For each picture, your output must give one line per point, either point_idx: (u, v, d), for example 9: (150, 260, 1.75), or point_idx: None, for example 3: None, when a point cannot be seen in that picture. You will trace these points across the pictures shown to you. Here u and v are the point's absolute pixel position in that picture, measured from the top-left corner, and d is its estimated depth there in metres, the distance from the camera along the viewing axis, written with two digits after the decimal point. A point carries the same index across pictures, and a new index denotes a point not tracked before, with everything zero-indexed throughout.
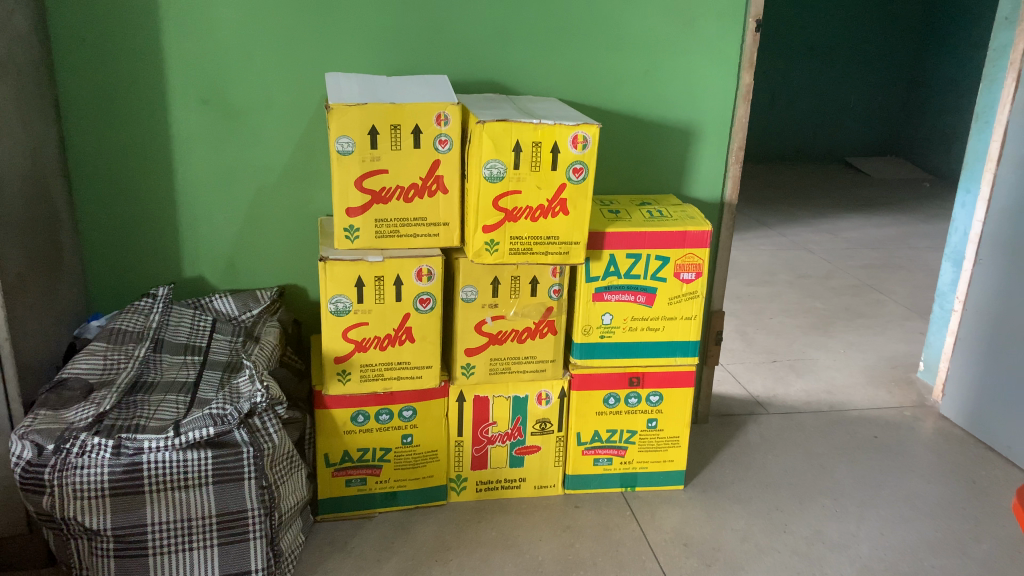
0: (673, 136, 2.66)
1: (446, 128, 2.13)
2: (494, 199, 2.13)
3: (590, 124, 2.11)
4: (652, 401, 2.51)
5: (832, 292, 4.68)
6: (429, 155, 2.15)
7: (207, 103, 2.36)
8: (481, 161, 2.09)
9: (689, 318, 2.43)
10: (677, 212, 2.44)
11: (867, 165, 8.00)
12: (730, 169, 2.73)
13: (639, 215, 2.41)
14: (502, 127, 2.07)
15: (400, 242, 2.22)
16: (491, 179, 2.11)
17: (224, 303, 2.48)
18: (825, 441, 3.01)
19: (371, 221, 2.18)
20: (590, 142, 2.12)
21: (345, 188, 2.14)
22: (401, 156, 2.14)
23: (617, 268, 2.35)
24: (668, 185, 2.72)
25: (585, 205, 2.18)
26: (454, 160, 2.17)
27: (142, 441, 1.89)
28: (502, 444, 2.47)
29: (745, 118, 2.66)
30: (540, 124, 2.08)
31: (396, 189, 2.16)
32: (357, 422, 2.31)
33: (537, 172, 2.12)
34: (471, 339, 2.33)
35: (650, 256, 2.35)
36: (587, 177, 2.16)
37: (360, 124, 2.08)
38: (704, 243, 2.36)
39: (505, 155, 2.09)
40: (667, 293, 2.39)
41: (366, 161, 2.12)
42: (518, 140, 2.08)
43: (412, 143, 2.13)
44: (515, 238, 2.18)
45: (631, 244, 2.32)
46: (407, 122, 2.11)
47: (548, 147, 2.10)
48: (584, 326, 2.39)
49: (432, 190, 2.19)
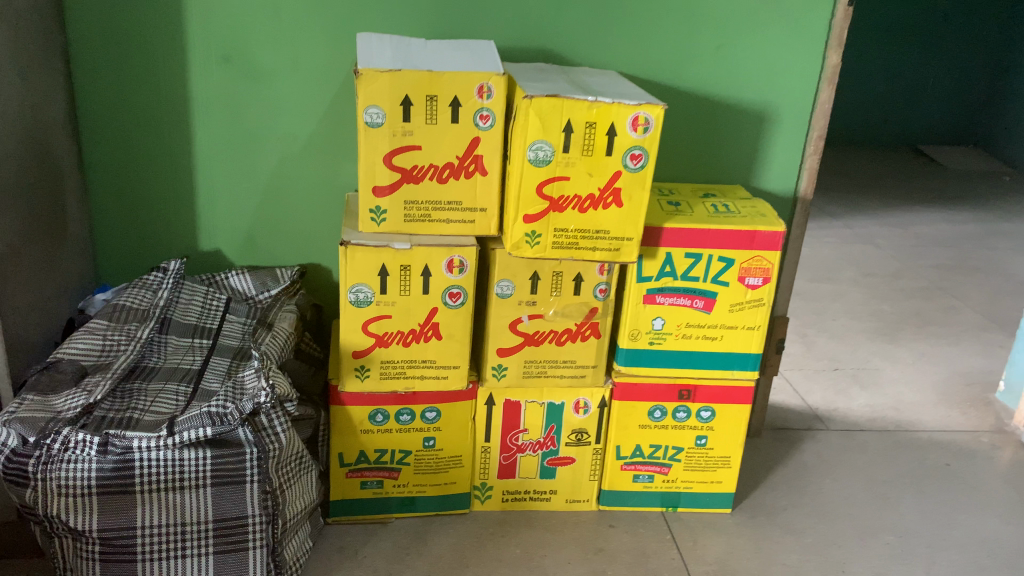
0: (744, 120, 2.37)
1: (488, 102, 1.89)
2: (539, 186, 1.88)
3: (653, 105, 1.84)
4: (702, 417, 2.27)
5: (901, 294, 4.32)
6: (467, 132, 1.92)
7: (229, 63, 2.15)
8: (526, 142, 1.84)
9: (752, 329, 2.18)
10: (745, 207, 2.17)
11: (942, 156, 7.50)
12: (807, 160, 2.44)
13: (701, 209, 2.15)
14: (552, 104, 1.81)
15: (431, 228, 2.00)
16: (536, 163, 1.86)
17: (241, 281, 2.30)
18: (889, 467, 2.73)
19: (399, 203, 1.97)
20: (652, 125, 1.86)
21: (371, 165, 1.92)
22: (435, 132, 1.90)
23: (673, 269, 2.09)
24: (734, 174, 2.44)
25: (642, 197, 1.93)
26: (496, 138, 1.93)
27: (132, 440, 1.69)
28: (533, 454, 2.25)
29: (828, 103, 2.37)
30: (596, 103, 1.82)
31: (429, 168, 1.94)
32: (375, 421, 2.11)
33: (589, 157, 1.87)
34: (504, 339, 2.10)
35: (711, 256, 2.08)
36: (647, 165, 1.89)
37: (391, 94, 1.86)
38: (775, 246, 2.09)
39: (554, 136, 1.84)
40: (728, 300, 2.14)
41: (396, 135, 1.90)
42: (569, 120, 1.83)
43: (448, 117, 1.89)
44: (560, 231, 1.93)
45: (691, 242, 2.06)
46: (444, 93, 1.87)
47: (603, 130, 1.85)
48: (631, 331, 2.15)
49: (469, 171, 1.95)
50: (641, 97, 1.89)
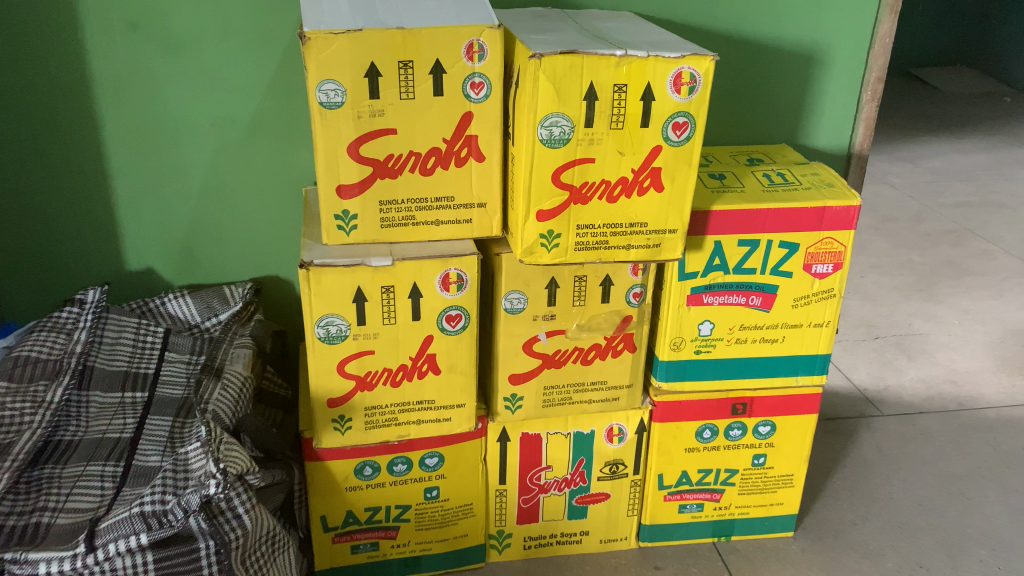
0: (790, 64, 1.92)
1: (481, 66, 1.44)
2: (555, 172, 1.44)
3: (701, 57, 1.40)
4: (759, 432, 1.87)
5: (929, 240, 3.93)
6: (457, 106, 1.47)
7: (139, 31, 1.67)
8: (537, 117, 1.39)
9: (820, 326, 1.77)
10: (805, 175, 1.73)
11: (939, 79, 7.07)
12: (865, 108, 2.00)
13: (752, 182, 1.71)
14: (568, 65, 1.36)
15: (418, 234, 1.56)
16: (551, 143, 1.42)
17: (181, 306, 1.84)
18: (962, 456, 2.36)
19: (375, 205, 1.52)
20: (700, 85, 1.42)
21: (332, 159, 1.46)
22: (414, 109, 1.45)
23: (724, 261, 1.67)
24: (778, 130, 2.00)
25: (687, 177, 1.49)
26: (494, 112, 1.48)
27: (38, 564, 1.26)
28: (559, 493, 1.85)
29: (889, 36, 1.92)
30: (627, 59, 1.38)
31: (409, 158, 1.49)
32: (363, 475, 1.69)
33: (620, 131, 1.43)
34: (518, 363, 1.67)
35: (771, 243, 1.66)
36: (694, 136, 1.46)
37: (352, 63, 1.39)
38: (848, 224, 1.67)
39: (573, 106, 1.39)
40: (791, 293, 1.72)
41: (363, 117, 1.44)
42: (592, 83, 1.38)
43: (430, 89, 1.44)
44: (585, 228, 1.50)
45: (746, 228, 1.64)
46: (422, 57, 1.41)
47: (637, 94, 1.40)
48: (673, 340, 1.73)
49: (462, 158, 1.51)
50: (682, 46, 1.44)
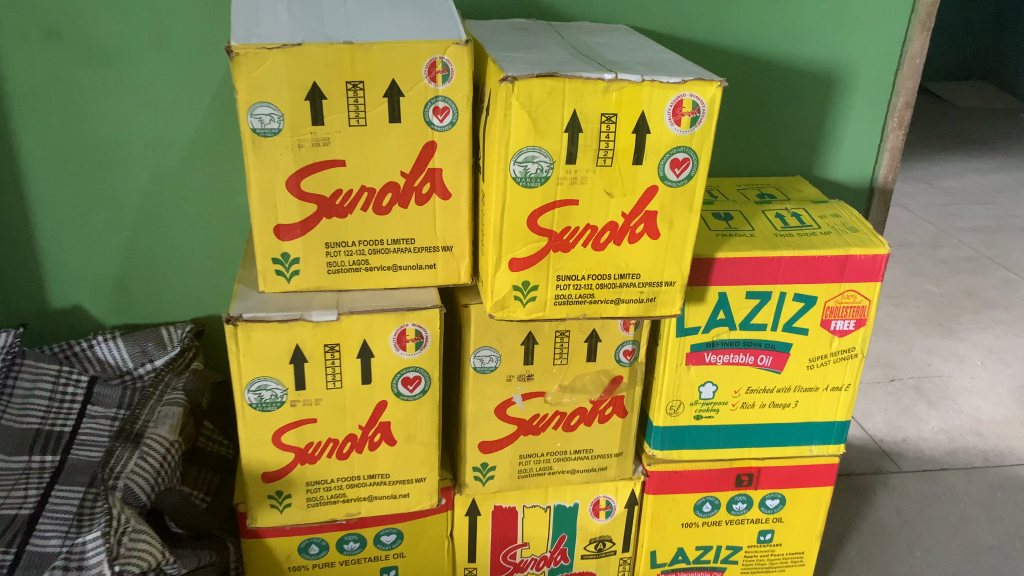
0: (806, 87, 1.70)
1: (445, 89, 1.22)
2: (532, 215, 1.22)
3: (706, 84, 1.17)
4: (767, 506, 1.65)
5: (948, 268, 3.69)
6: (417, 134, 1.25)
7: (60, 40, 1.45)
8: (509, 151, 1.17)
9: (838, 389, 1.54)
10: (824, 216, 1.51)
11: (954, 94, 6.84)
12: (890, 137, 1.77)
13: (763, 223, 1.49)
14: (547, 90, 1.14)
15: (373, 281, 1.34)
16: (526, 182, 1.19)
17: (112, 350, 1.63)
18: (992, 521, 2.12)
19: (320, 248, 1.29)
20: (704, 116, 1.19)
21: (269, 194, 1.24)
22: (366, 137, 1.24)
23: (730, 315, 1.45)
24: (791, 160, 1.77)
25: (688, 223, 1.27)
26: (461, 142, 1.26)
27: None
28: (537, 572, 1.62)
29: (920, 57, 1.68)
30: (618, 84, 1.15)
31: (360, 194, 1.27)
32: (309, 554, 1.46)
33: (608, 169, 1.20)
34: (490, 430, 1.44)
35: (784, 295, 1.44)
36: (696, 176, 1.23)
37: (290, 83, 1.18)
38: (874, 275, 1.44)
39: (553, 139, 1.17)
40: (807, 353, 1.50)
41: (305, 146, 1.22)
42: (575, 113, 1.16)
43: (384, 114, 1.22)
44: (567, 279, 1.28)
45: (756, 278, 1.42)
46: (375, 77, 1.19)
47: (629, 126, 1.18)
48: (670, 404, 1.51)
49: (423, 194, 1.29)
50: (683, 69, 1.21)
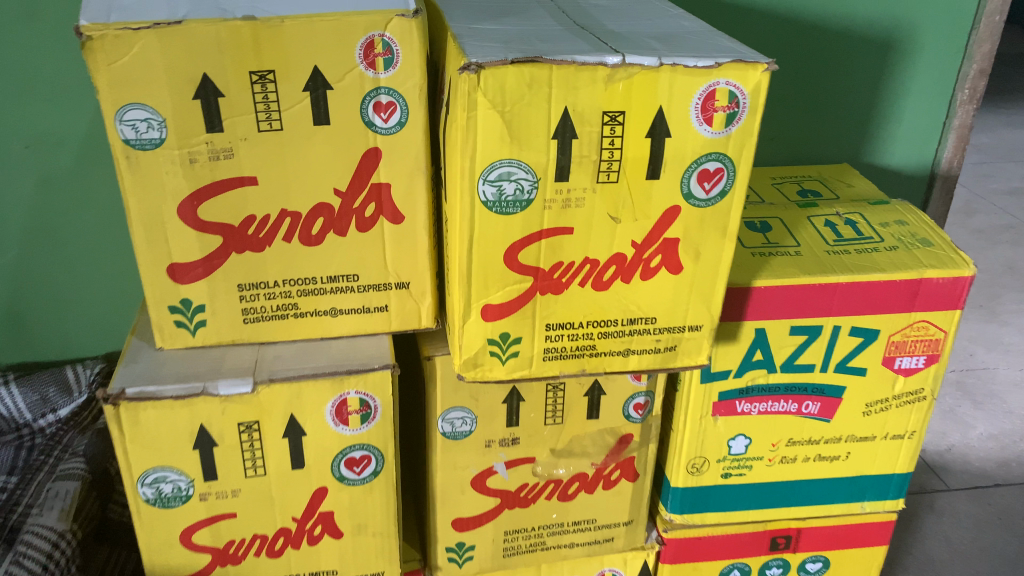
0: (858, 53, 1.39)
1: (387, 77, 0.89)
2: (510, 249, 0.90)
3: (748, 67, 0.84)
4: (807, 571, 1.36)
5: (986, 239, 3.36)
6: (354, 140, 0.92)
7: None
8: (477, 168, 0.84)
9: (900, 438, 1.24)
10: (886, 224, 1.19)
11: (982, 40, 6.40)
12: (959, 112, 1.45)
13: (811, 234, 1.17)
14: (526, 82, 0.81)
15: (306, 329, 1.03)
16: (503, 208, 0.87)
17: (4, 398, 1.34)
18: None
19: (233, 291, 0.98)
20: (745, 111, 0.87)
21: (156, 225, 0.93)
22: (285, 146, 0.91)
23: (769, 356, 1.14)
24: (834, 144, 1.47)
25: (720, 252, 0.95)
26: (416, 149, 0.94)
27: None
28: None
29: (1001, 13, 1.37)
30: (626, 72, 0.82)
31: (281, 221, 0.95)
32: None
33: (613, 187, 0.88)
34: (466, 505, 1.14)
35: (839, 329, 1.13)
36: (732, 191, 0.91)
37: (170, 77, 0.85)
38: (954, 301, 1.13)
39: (536, 150, 0.84)
40: (864, 397, 1.19)
41: (199, 161, 0.90)
42: (567, 113, 0.83)
43: (308, 114, 0.90)
44: (559, 328, 0.96)
45: (803, 310, 1.10)
46: (289, 64, 0.86)
47: (642, 128, 0.85)
48: (692, 462, 1.21)
49: (367, 218, 0.97)
50: (716, 46, 0.88)
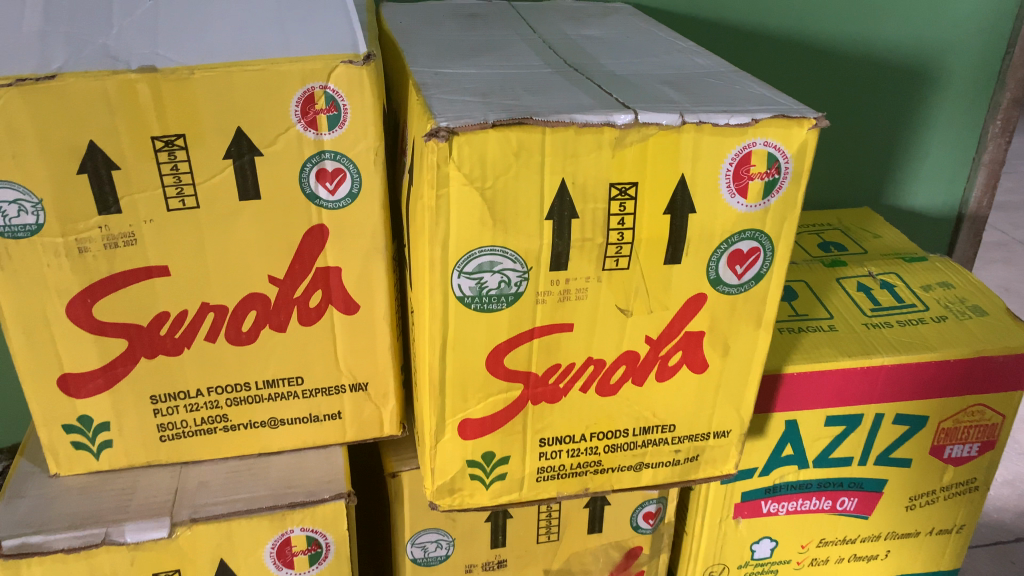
0: (879, 86, 1.27)
1: (332, 139, 0.70)
2: (493, 354, 0.71)
3: (792, 125, 0.66)
4: None
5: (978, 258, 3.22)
6: (293, 217, 0.73)
7: None
8: (450, 258, 0.65)
9: (947, 532, 1.07)
10: (929, 287, 1.03)
11: None
12: (989, 148, 1.33)
13: (844, 303, 1.00)
14: (512, 150, 0.63)
15: (240, 445, 0.82)
16: (484, 305, 0.68)
17: None
18: None
19: (145, 404, 0.78)
20: (786, 178, 0.68)
21: (39, 329, 0.73)
22: (203, 227, 0.71)
23: (800, 450, 0.96)
24: (854, 186, 1.35)
25: (753, 345, 0.77)
26: (373, 226, 0.74)
27: None
28: None
29: None
30: (639, 133, 0.64)
31: (201, 317, 0.76)
32: None
33: (623, 274, 0.70)
34: None
35: (883, 417, 0.95)
36: (769, 274, 0.73)
37: (44, 147, 0.65)
38: (1015, 381, 0.96)
39: (526, 233, 0.66)
40: (908, 491, 1.01)
41: (91, 251, 0.70)
42: (565, 186, 0.65)
43: (231, 186, 0.70)
44: (555, 442, 0.77)
45: (841, 397, 0.93)
46: (204, 125, 0.67)
47: (659, 203, 0.67)
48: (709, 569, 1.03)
49: (311, 310, 0.77)
50: (748, 95, 0.70)
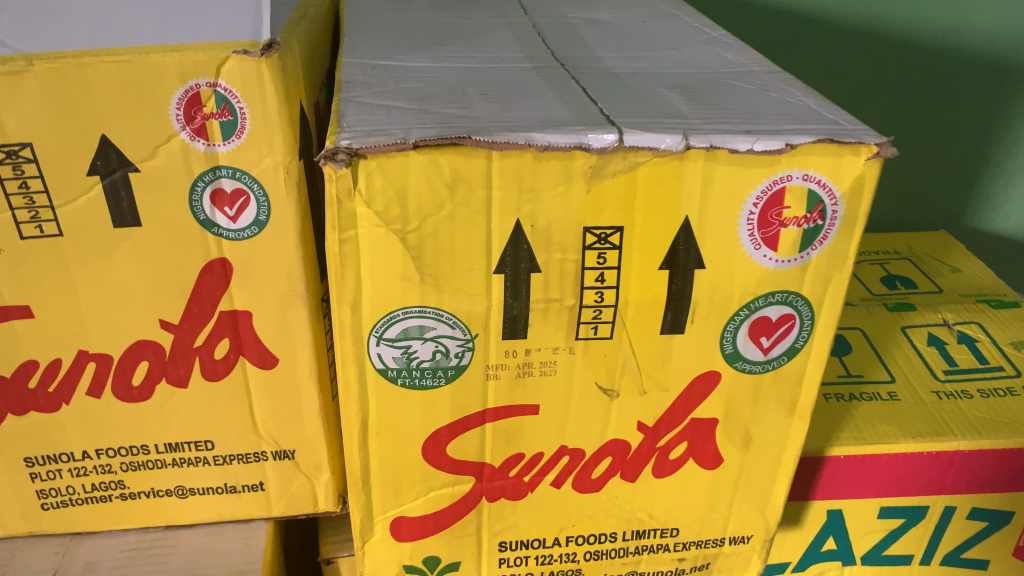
0: (961, 86, 1.06)
1: (228, 153, 0.53)
2: (432, 440, 0.54)
3: (842, 152, 0.47)
4: None
5: None
6: (185, 250, 0.57)
7: None
8: (363, 322, 0.48)
9: None
10: (1021, 344, 0.83)
11: None
12: None
13: (910, 362, 0.81)
14: (444, 182, 0.45)
15: (141, 517, 0.67)
16: (414, 381, 0.51)
17: None
18: None
19: (18, 467, 0.64)
20: (834, 226, 0.49)
21: None
22: (71, 261, 0.56)
23: (846, 545, 0.76)
24: (927, 203, 1.15)
25: (784, 437, 0.58)
26: (289, 263, 0.58)
27: None
28: None
29: None
30: (625, 161, 0.46)
31: (80, 367, 0.60)
32: None
33: (605, 345, 0.52)
34: None
35: (954, 511, 0.75)
36: (806, 348, 0.54)
37: None
38: None
39: (467, 292, 0.48)
40: None
41: None
42: (520, 231, 0.47)
43: (103, 211, 0.55)
44: (519, 546, 0.60)
45: (901, 486, 0.73)
46: (58, 133, 0.52)
47: (653, 255, 0.49)
48: None
49: (217, 363, 0.61)
50: (785, 109, 0.51)
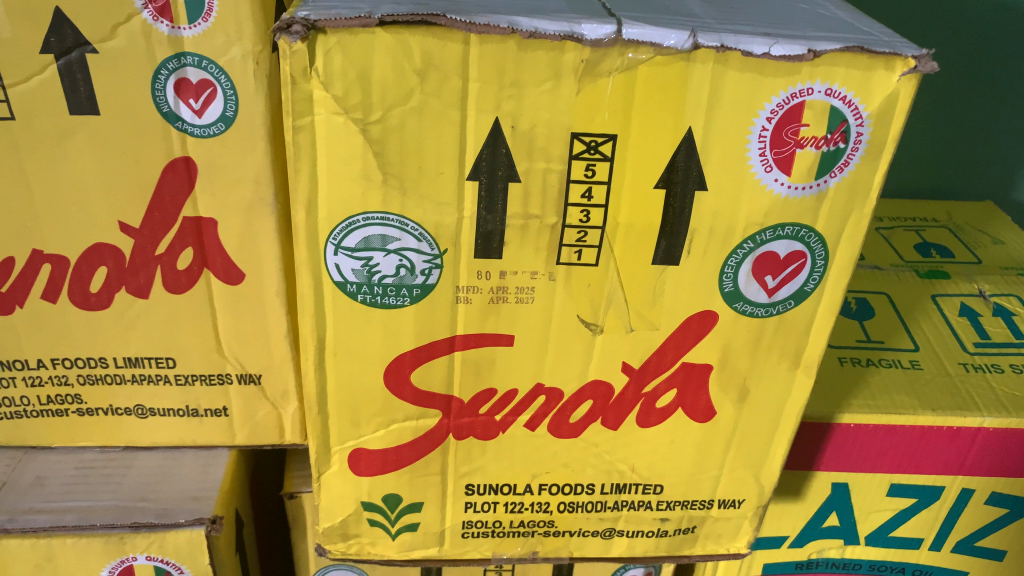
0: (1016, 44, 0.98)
1: (193, 38, 0.49)
2: (396, 367, 0.49)
3: (874, 64, 0.41)
4: None
5: None
6: (145, 146, 0.52)
7: None
8: (320, 226, 0.44)
9: None
10: None
11: None
12: None
13: (937, 332, 0.75)
14: (414, 68, 0.40)
15: (99, 434, 0.64)
16: (376, 298, 0.46)
17: None
18: None
19: None
20: (858, 152, 0.43)
21: None
22: (22, 149, 0.52)
23: (849, 522, 0.71)
24: (967, 170, 1.08)
25: (785, 392, 0.53)
26: (256, 167, 0.53)
27: None
28: None
29: None
30: (621, 58, 0.40)
31: (34, 269, 0.56)
32: None
33: (590, 273, 0.47)
34: None
35: (972, 495, 0.69)
36: (817, 293, 0.48)
37: None
38: None
39: (436, 199, 0.43)
40: None
41: None
42: (499, 132, 0.42)
43: (57, 95, 0.50)
44: (488, 491, 0.56)
45: (915, 462, 0.67)
46: (6, 2, 0.47)
47: (649, 172, 0.44)
48: None
49: (179, 274, 0.57)
50: (813, 18, 0.45)
